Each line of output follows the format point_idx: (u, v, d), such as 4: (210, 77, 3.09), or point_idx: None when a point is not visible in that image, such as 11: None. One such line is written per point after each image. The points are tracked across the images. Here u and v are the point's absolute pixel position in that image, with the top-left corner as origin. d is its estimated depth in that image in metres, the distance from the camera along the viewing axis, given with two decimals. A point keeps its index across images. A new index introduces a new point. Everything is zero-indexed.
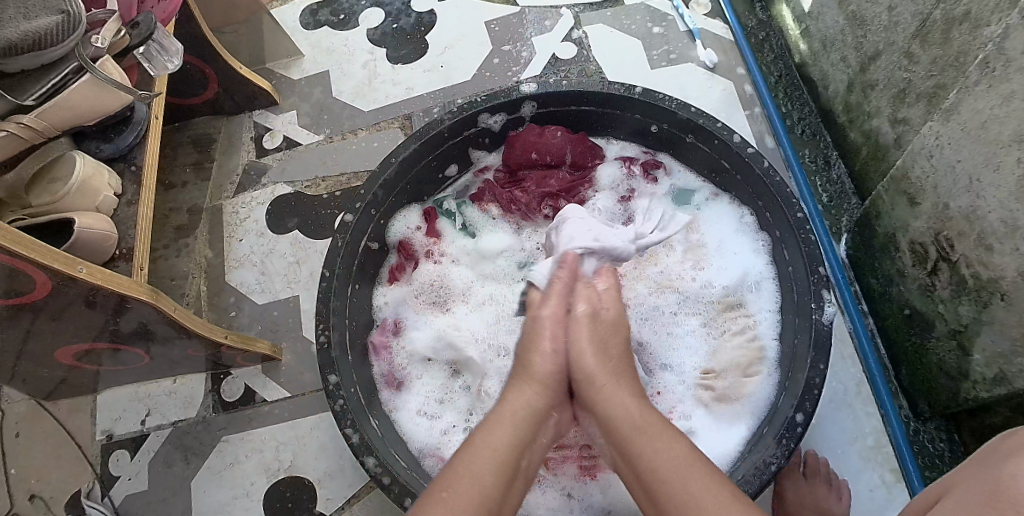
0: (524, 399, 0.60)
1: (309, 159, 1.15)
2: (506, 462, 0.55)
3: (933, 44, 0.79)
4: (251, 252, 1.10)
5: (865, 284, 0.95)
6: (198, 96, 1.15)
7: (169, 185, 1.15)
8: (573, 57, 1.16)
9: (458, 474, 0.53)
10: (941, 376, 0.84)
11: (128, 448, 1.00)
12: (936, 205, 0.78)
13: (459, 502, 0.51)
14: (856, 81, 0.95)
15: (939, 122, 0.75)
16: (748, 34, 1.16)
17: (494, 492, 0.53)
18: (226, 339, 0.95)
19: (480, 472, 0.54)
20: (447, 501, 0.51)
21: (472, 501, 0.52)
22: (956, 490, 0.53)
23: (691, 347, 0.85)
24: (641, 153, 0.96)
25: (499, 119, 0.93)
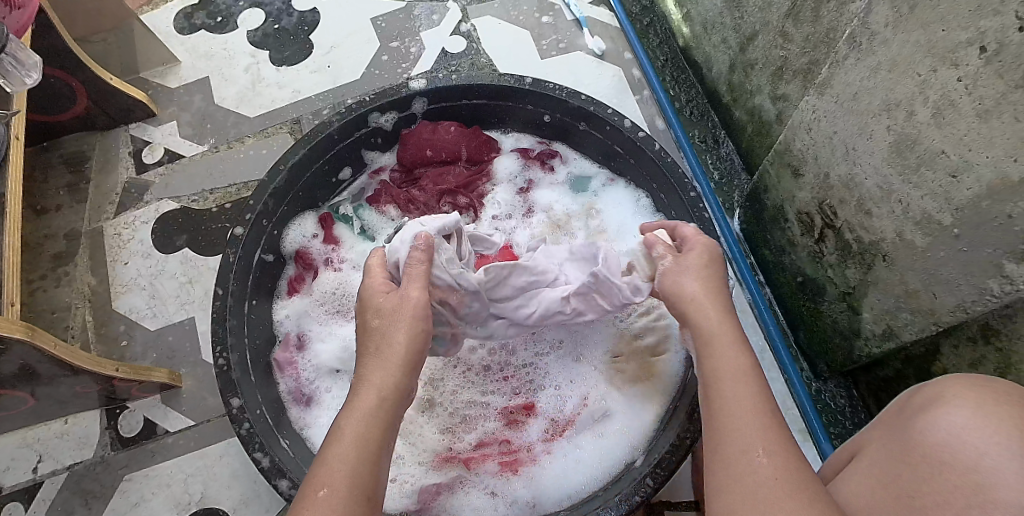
0: (385, 371, 0.61)
1: (194, 171, 1.08)
2: (368, 449, 0.56)
3: (804, 22, 0.82)
4: (138, 275, 1.03)
5: (758, 254, 0.99)
6: (65, 112, 1.06)
7: (41, 210, 1.06)
8: (463, 50, 1.14)
9: (333, 467, 0.55)
10: (835, 336, 0.88)
11: (22, 499, 0.92)
12: (818, 175, 0.82)
13: (339, 494, 0.53)
14: (737, 60, 0.98)
15: (816, 96, 0.79)
16: (633, 19, 1.17)
17: (366, 476, 0.55)
18: (118, 370, 0.89)
19: (348, 456, 0.55)
20: (326, 500, 0.53)
21: (348, 490, 0.54)
22: (869, 450, 0.55)
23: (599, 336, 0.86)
24: (536, 144, 0.96)
25: (390, 117, 0.90)
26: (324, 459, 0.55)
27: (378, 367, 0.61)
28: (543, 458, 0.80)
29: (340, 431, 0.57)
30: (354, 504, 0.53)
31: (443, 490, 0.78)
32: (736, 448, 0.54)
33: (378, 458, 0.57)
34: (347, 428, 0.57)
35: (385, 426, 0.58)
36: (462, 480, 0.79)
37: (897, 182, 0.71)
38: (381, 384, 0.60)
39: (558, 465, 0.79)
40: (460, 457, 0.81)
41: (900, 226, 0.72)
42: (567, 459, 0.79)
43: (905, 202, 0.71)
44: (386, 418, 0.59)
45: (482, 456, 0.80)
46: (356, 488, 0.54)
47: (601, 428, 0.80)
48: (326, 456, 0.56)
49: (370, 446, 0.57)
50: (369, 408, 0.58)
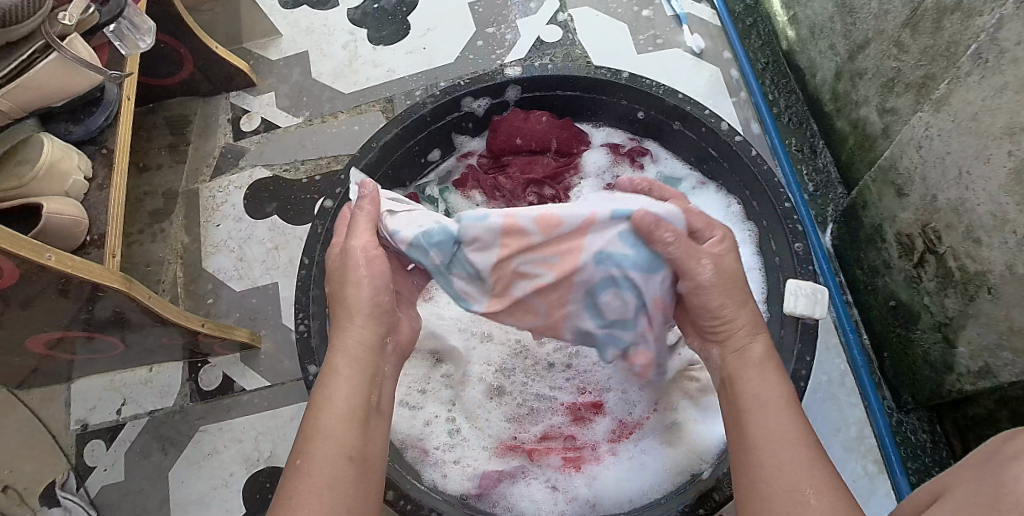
0: (351, 333, 0.61)
1: (288, 142, 1.12)
2: (347, 412, 0.57)
3: (924, 34, 0.78)
4: (228, 237, 1.07)
5: (849, 273, 0.95)
6: (172, 76, 1.11)
7: (143, 168, 1.12)
8: (558, 40, 1.13)
9: (312, 435, 0.55)
10: (925, 367, 0.84)
11: (104, 438, 0.98)
12: (924, 196, 0.78)
13: (316, 459, 0.53)
14: (844, 69, 0.94)
15: (930, 113, 0.75)
16: (735, 19, 1.14)
17: (345, 436, 0.55)
18: (203, 326, 0.93)
19: (326, 423, 0.55)
20: (302, 467, 0.53)
21: (327, 456, 0.53)
22: (954, 492, 0.51)
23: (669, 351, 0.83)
24: (627, 140, 0.95)
25: (483, 103, 0.90)
26: (309, 432, 0.55)
27: (347, 327, 0.61)
28: (607, 459, 0.79)
29: (323, 403, 0.57)
30: (338, 465, 0.53)
31: (504, 478, 0.78)
32: (783, 481, 0.52)
33: (360, 421, 0.57)
34: (331, 399, 0.57)
35: (365, 388, 0.59)
36: (524, 470, 0.79)
37: (1014, 211, 0.67)
38: (352, 354, 0.60)
39: (622, 468, 0.78)
40: (523, 447, 0.81)
41: (1012, 258, 0.68)
42: (631, 463, 0.78)
43: (1020, 233, 0.66)
44: (364, 382, 0.59)
45: (546, 450, 0.80)
46: (350, 459, 0.54)
47: (670, 436, 0.79)
48: (309, 428, 0.55)
49: (349, 409, 0.57)
50: (346, 378, 0.58)
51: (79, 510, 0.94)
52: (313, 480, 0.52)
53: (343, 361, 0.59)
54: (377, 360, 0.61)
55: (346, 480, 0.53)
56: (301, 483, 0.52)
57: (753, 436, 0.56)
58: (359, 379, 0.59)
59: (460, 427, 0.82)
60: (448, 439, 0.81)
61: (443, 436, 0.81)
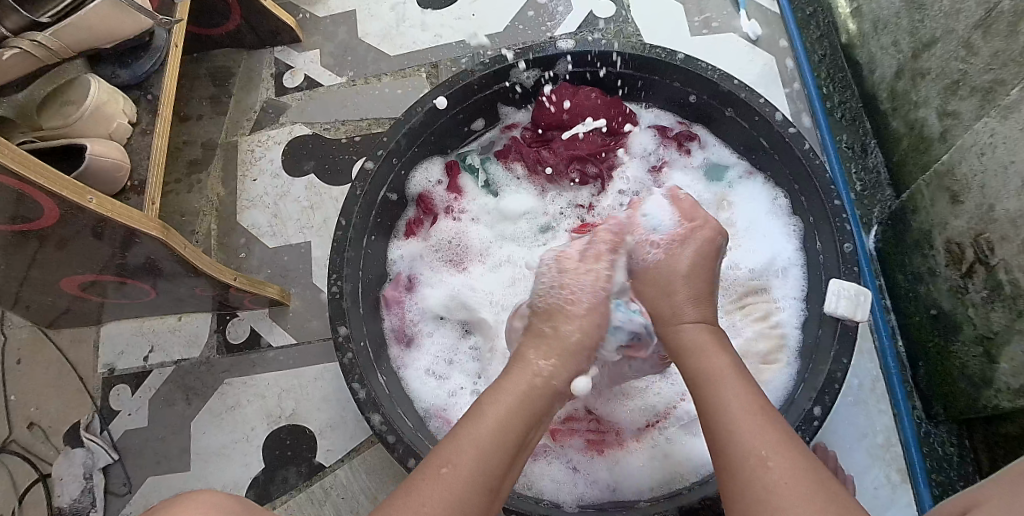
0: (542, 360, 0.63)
1: (329, 101, 1.11)
2: (504, 441, 0.56)
3: (997, 36, 0.75)
4: (264, 193, 1.07)
5: (891, 278, 0.93)
6: (218, 27, 1.10)
7: (184, 118, 1.12)
8: (611, 16, 1.11)
9: (462, 449, 0.54)
10: (962, 380, 0.82)
11: (130, 383, 0.99)
12: (981, 205, 0.75)
13: (460, 474, 0.53)
14: (906, 67, 0.91)
15: (996, 119, 0.72)
16: (795, 7, 1.10)
17: (495, 467, 0.54)
18: (235, 280, 0.92)
19: (480, 444, 0.55)
20: (447, 478, 0.52)
21: (473, 475, 0.53)
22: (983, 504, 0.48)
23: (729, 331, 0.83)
24: (675, 124, 0.92)
25: (532, 75, 0.88)
26: (456, 435, 0.56)
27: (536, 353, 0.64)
28: (631, 445, 0.79)
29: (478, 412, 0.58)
30: (475, 491, 0.53)
31: (526, 455, 0.78)
32: (751, 455, 0.50)
33: (512, 454, 0.56)
34: (487, 410, 0.58)
35: (526, 416, 0.58)
36: (546, 450, 0.79)
37: None
38: (523, 386, 0.61)
39: (645, 455, 0.78)
40: (547, 427, 0.80)
41: None
42: (654, 451, 0.78)
43: None
44: (528, 409, 0.59)
45: (570, 431, 0.80)
46: (483, 474, 0.54)
47: (695, 427, 0.78)
48: (458, 433, 0.56)
49: (506, 438, 0.56)
50: (510, 388, 0.60)
51: (102, 453, 0.95)
52: (443, 493, 0.52)
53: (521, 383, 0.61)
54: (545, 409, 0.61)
55: (473, 495, 0.52)
56: (434, 491, 0.52)
57: (721, 410, 0.54)
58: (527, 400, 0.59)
59: None
60: None
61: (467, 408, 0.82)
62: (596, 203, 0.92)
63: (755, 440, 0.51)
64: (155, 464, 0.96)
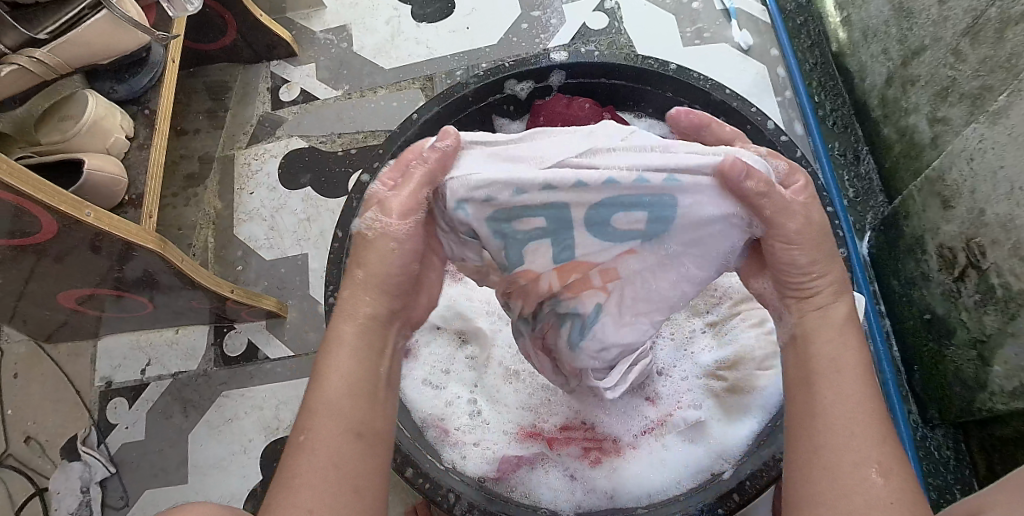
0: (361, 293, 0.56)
1: (326, 114, 1.12)
2: (354, 389, 0.53)
3: (984, 43, 0.76)
4: (261, 206, 1.07)
5: (884, 283, 0.94)
6: (215, 42, 1.11)
7: (181, 132, 1.13)
8: (603, 27, 1.12)
9: (321, 415, 0.51)
10: (956, 385, 0.83)
11: (127, 397, 0.99)
12: (971, 210, 0.76)
13: (323, 437, 0.50)
14: (896, 75, 0.92)
15: (985, 125, 0.72)
16: (785, 18, 1.12)
17: (351, 412, 0.51)
18: (232, 292, 0.93)
19: (331, 401, 0.51)
20: (310, 446, 0.49)
21: (339, 448, 0.50)
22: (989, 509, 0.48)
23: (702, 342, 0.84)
24: (669, 133, 0.93)
25: (526, 86, 0.89)
26: (310, 405, 0.51)
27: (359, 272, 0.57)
28: (628, 453, 0.79)
29: (324, 369, 0.53)
30: (346, 444, 0.50)
31: (523, 464, 0.78)
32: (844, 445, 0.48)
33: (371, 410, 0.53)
34: (332, 365, 0.53)
35: (373, 362, 0.55)
36: (543, 458, 0.79)
37: None
38: (355, 323, 0.55)
39: (643, 462, 0.78)
40: (543, 435, 0.81)
41: None
42: (652, 458, 0.78)
43: None
44: (371, 352, 0.55)
45: (567, 439, 0.80)
46: (345, 441, 0.50)
47: (692, 435, 0.78)
48: (311, 399, 0.52)
49: (358, 387, 0.53)
50: (352, 330, 0.55)
51: (99, 466, 0.95)
52: (325, 465, 0.49)
53: (350, 335, 0.55)
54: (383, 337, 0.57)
55: (343, 467, 0.49)
56: (305, 465, 0.48)
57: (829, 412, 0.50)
58: (365, 337, 0.55)
59: (481, 409, 0.83)
60: (469, 421, 0.82)
61: (464, 418, 0.82)
62: None
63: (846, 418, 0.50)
64: (152, 478, 0.96)
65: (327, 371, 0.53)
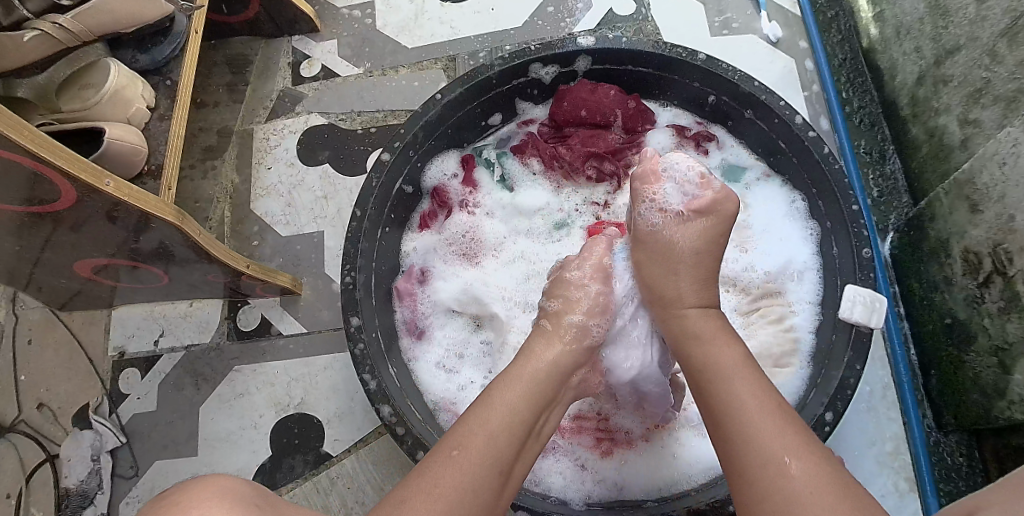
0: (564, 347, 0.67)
1: (346, 91, 1.11)
2: (514, 431, 0.59)
3: (1023, 45, 0.74)
4: (278, 182, 1.07)
5: (905, 285, 0.93)
6: (237, 14, 1.10)
7: (200, 105, 1.12)
8: (630, 13, 1.11)
9: (473, 431, 0.58)
10: (973, 391, 0.82)
11: (139, 367, 1.00)
12: (1000, 215, 0.75)
13: (470, 456, 0.56)
14: (928, 74, 0.90)
15: (1019, 129, 0.71)
16: (816, 10, 1.10)
17: (506, 453, 0.58)
18: (248, 268, 0.92)
19: (492, 430, 0.58)
20: (458, 459, 0.55)
21: (480, 465, 0.56)
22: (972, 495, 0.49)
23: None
24: (694, 123, 0.92)
25: (551, 71, 0.88)
26: (471, 420, 0.59)
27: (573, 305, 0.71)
28: (640, 444, 0.79)
29: (489, 401, 0.61)
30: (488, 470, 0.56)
31: (534, 451, 0.78)
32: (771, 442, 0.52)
33: (518, 447, 0.59)
34: (498, 400, 0.61)
35: (528, 415, 0.61)
36: (554, 446, 0.79)
37: None
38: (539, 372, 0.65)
39: (654, 455, 0.78)
40: (555, 423, 0.81)
41: None
42: (664, 451, 0.78)
43: None
44: (530, 411, 0.61)
45: (578, 428, 0.80)
46: (489, 464, 0.56)
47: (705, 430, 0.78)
48: (472, 419, 0.59)
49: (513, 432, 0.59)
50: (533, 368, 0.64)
51: (110, 435, 0.96)
52: (457, 476, 0.54)
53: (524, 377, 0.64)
54: (552, 391, 0.65)
55: (475, 483, 0.54)
56: (454, 470, 0.55)
57: (740, 414, 0.55)
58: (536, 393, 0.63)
59: None
60: None
61: None
62: (610, 201, 0.91)
63: (755, 409, 0.55)
64: (162, 449, 0.96)
65: (489, 400, 0.61)
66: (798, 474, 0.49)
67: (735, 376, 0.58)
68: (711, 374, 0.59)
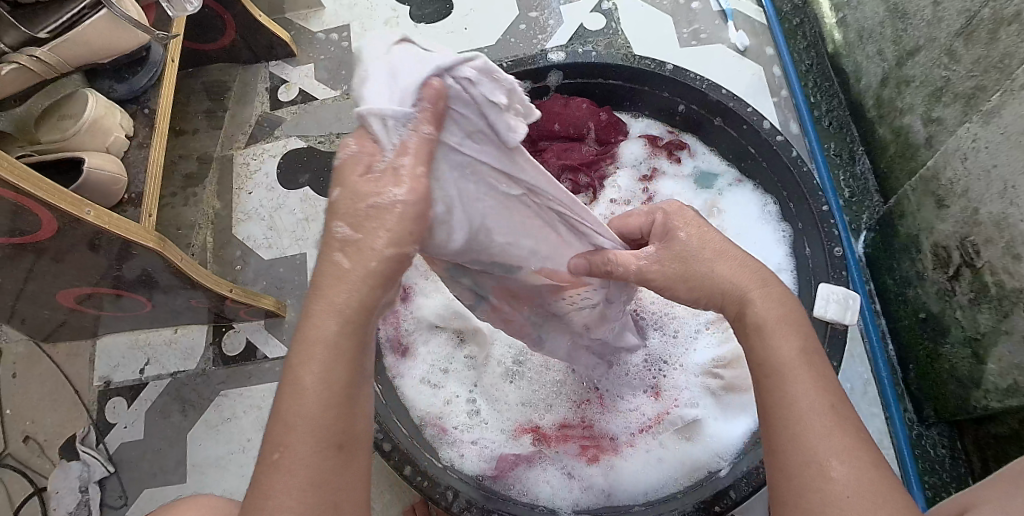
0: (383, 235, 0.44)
1: (325, 114, 1.12)
2: (333, 392, 0.43)
3: (978, 44, 0.76)
4: (260, 206, 1.08)
5: (880, 283, 0.94)
6: (215, 42, 1.12)
7: (180, 133, 1.13)
8: (601, 28, 1.13)
9: (287, 423, 0.43)
10: (952, 383, 0.83)
11: (126, 396, 1.00)
12: (966, 209, 0.76)
13: (297, 456, 0.42)
14: (891, 75, 0.92)
15: (978, 125, 0.73)
16: (782, 18, 1.13)
17: (337, 423, 0.43)
18: (231, 292, 0.93)
19: (308, 411, 0.43)
20: (282, 464, 0.42)
21: (311, 453, 0.42)
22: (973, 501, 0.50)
23: (703, 338, 0.85)
24: (665, 133, 0.94)
25: (523, 87, 0.90)
26: (280, 414, 0.43)
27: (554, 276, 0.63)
28: (625, 451, 0.79)
29: (295, 379, 0.43)
30: (319, 457, 0.43)
31: (521, 461, 0.79)
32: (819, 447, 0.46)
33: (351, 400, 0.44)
34: (305, 373, 0.43)
35: (353, 352, 0.44)
36: (541, 456, 0.79)
37: None
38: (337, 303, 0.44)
39: (640, 461, 0.78)
40: (541, 432, 0.81)
41: None
42: (649, 456, 0.78)
43: None
44: (351, 345, 0.44)
45: (564, 437, 0.81)
46: (330, 437, 0.43)
47: (688, 432, 0.79)
48: (279, 408, 0.43)
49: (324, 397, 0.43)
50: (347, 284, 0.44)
51: (97, 466, 0.95)
52: (288, 482, 0.42)
53: (335, 304, 0.44)
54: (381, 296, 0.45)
55: (315, 474, 0.42)
56: (283, 480, 0.42)
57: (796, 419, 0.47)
58: (350, 329, 0.44)
59: (478, 406, 0.83)
60: (466, 419, 0.82)
61: (461, 416, 0.82)
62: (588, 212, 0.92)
63: (802, 400, 0.48)
64: (151, 477, 0.96)
65: (296, 378, 0.43)
66: (846, 483, 0.44)
67: (794, 375, 0.49)
68: (771, 364, 0.50)
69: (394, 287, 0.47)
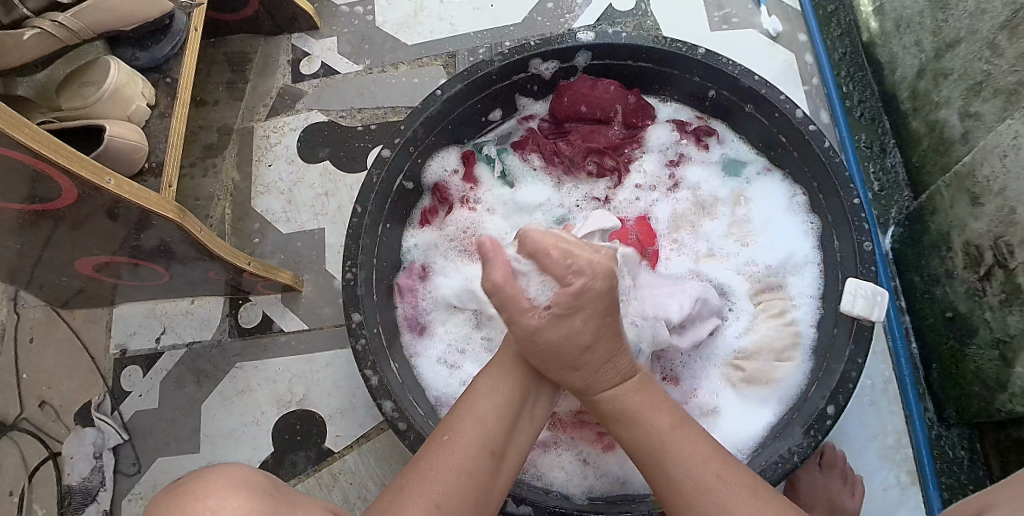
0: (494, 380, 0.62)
1: (346, 88, 1.11)
2: (497, 427, 0.59)
3: (1023, 38, 0.74)
4: (279, 179, 1.07)
5: (906, 279, 0.93)
6: (237, 12, 1.10)
7: (200, 103, 1.12)
8: (630, 9, 1.10)
9: (452, 447, 0.57)
10: (976, 384, 0.82)
11: (141, 365, 1.00)
12: (1001, 208, 0.75)
13: (445, 468, 0.56)
14: (928, 67, 0.90)
15: (1020, 121, 0.71)
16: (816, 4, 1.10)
17: (491, 436, 0.59)
18: (249, 265, 0.92)
19: (464, 435, 0.58)
20: (440, 474, 0.55)
21: (466, 467, 0.56)
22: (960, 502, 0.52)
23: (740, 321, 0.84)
24: (694, 118, 0.92)
25: (551, 66, 0.88)
26: (445, 441, 0.58)
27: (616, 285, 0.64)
28: None
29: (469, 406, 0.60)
30: (478, 458, 0.57)
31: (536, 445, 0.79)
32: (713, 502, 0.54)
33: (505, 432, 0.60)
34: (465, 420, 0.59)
35: (497, 425, 0.59)
36: (556, 441, 0.79)
37: None
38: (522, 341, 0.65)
39: None
40: (556, 417, 0.81)
41: None
42: None
43: None
44: (497, 418, 0.60)
45: (580, 423, 0.80)
46: (477, 465, 0.57)
47: (706, 422, 0.79)
48: (446, 438, 0.58)
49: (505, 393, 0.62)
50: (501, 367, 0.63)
51: (112, 433, 0.96)
52: (444, 485, 0.55)
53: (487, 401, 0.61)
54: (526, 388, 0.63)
55: (466, 489, 0.55)
56: (442, 460, 0.56)
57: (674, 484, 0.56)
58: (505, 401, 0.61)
59: None
60: None
61: None
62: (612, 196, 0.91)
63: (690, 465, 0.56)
64: (165, 446, 0.97)
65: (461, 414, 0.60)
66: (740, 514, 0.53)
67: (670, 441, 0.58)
68: (643, 445, 0.59)
69: (510, 438, 0.61)
